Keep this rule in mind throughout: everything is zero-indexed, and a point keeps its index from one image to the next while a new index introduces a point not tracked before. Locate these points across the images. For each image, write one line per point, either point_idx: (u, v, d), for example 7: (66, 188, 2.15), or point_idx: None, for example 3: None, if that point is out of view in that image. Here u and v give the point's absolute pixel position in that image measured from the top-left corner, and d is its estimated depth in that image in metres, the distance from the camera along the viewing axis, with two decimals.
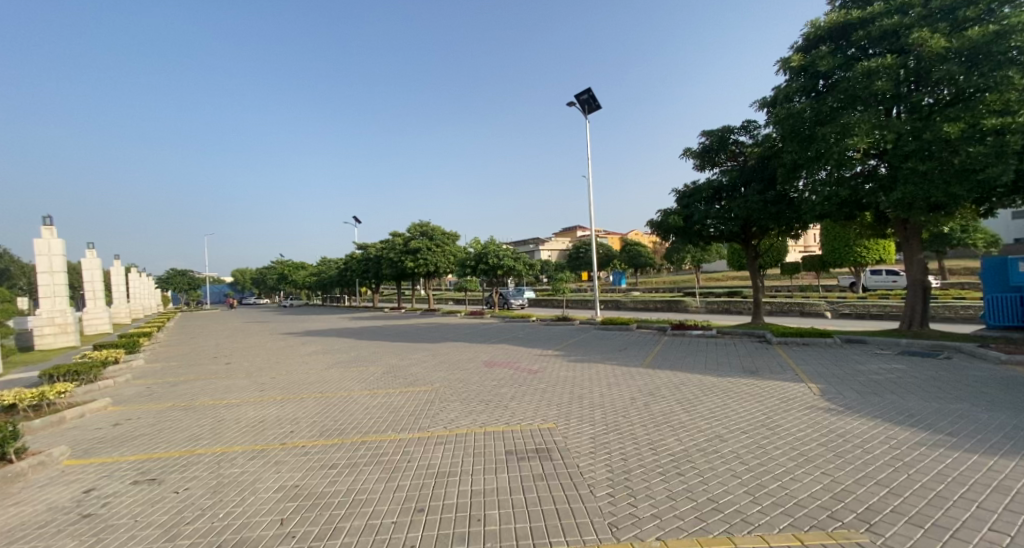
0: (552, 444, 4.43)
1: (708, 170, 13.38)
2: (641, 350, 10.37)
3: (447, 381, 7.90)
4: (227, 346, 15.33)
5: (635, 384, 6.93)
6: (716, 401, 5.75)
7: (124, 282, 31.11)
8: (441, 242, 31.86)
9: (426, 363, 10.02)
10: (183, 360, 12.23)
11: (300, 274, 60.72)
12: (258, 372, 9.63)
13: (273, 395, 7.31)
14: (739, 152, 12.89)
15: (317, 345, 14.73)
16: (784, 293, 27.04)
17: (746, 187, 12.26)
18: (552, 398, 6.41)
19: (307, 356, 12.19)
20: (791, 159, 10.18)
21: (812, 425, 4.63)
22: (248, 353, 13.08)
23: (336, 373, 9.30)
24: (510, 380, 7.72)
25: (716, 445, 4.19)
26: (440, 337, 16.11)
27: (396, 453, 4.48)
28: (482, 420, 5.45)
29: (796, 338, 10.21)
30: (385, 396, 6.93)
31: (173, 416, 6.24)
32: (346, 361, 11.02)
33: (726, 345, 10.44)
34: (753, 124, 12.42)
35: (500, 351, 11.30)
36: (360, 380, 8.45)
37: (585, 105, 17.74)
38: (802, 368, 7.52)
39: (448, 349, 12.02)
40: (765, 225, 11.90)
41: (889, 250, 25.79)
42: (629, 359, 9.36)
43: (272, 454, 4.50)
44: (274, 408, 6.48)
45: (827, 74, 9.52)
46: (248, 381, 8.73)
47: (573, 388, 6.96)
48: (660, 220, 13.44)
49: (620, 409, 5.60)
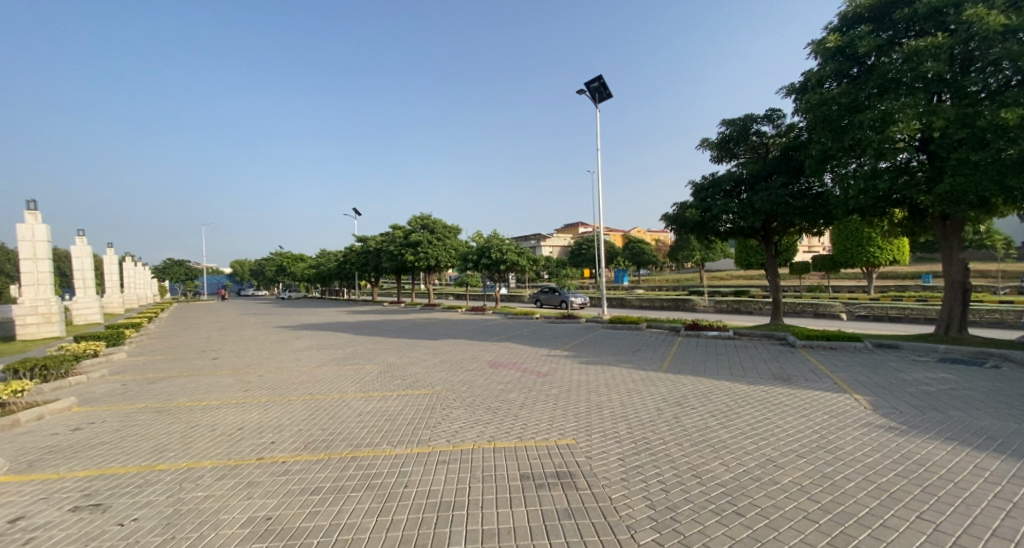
0: (575, 467, 3.73)
1: (727, 162, 12.67)
2: (656, 352, 9.72)
3: (449, 384, 7.24)
4: (218, 340, 14.64)
5: (657, 392, 6.25)
6: (756, 415, 5.05)
7: (118, 270, 30.44)
8: (442, 236, 31.08)
9: (426, 362, 9.33)
10: (168, 354, 11.57)
11: (299, 266, 59.98)
12: (246, 369, 8.97)
13: (256, 397, 6.62)
14: (761, 143, 12.20)
15: (311, 341, 14.02)
16: (793, 293, 26.60)
17: (769, 180, 11.58)
18: (567, 406, 5.73)
19: (299, 351, 11.50)
20: (823, 149, 9.47)
21: (878, 448, 3.94)
22: (238, 348, 12.43)
23: (329, 371, 8.65)
24: (518, 384, 7.05)
25: (774, 473, 3.50)
26: (440, 334, 15.41)
27: (392, 475, 3.78)
28: (490, 432, 4.77)
29: (823, 342, 9.52)
30: (381, 401, 6.26)
31: (141, 420, 5.57)
32: (342, 357, 10.37)
33: (748, 347, 9.76)
34: (777, 113, 11.70)
35: (504, 350, 10.62)
36: (354, 380, 7.76)
37: (596, 93, 16.97)
38: (839, 376, 6.83)
39: (449, 347, 11.30)
40: (789, 220, 11.22)
41: (904, 251, 24.94)
42: (645, 361, 8.71)
43: (244, 474, 3.80)
44: (255, 412, 5.79)
45: (865, 57, 8.78)
46: (233, 379, 8.07)
47: (589, 395, 6.28)
48: (674, 213, 12.74)
49: (648, 423, 4.92)
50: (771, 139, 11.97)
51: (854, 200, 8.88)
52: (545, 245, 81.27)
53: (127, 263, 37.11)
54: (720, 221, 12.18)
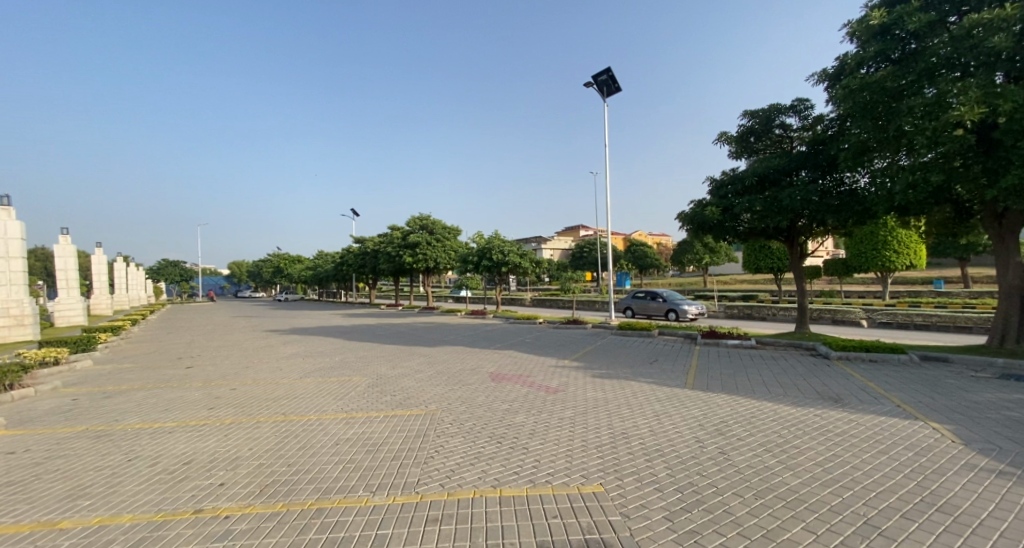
0: (612, 534, 2.76)
1: (747, 158, 11.79)
2: (676, 363, 8.78)
3: (446, 403, 6.29)
4: (201, 345, 13.70)
5: (691, 416, 5.29)
6: (819, 451, 4.12)
7: (107, 271, 29.54)
8: (441, 237, 30.15)
9: (420, 374, 8.37)
10: (140, 361, 10.60)
11: (296, 267, 58.91)
12: (219, 381, 8.00)
13: (219, 418, 5.64)
14: (785, 136, 11.30)
15: (299, 346, 13.08)
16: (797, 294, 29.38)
17: (795, 177, 10.68)
18: (586, 434, 4.76)
19: (283, 359, 10.54)
20: (862, 141, 8.59)
21: (1009, 505, 2.99)
22: (218, 355, 11.45)
23: (310, 384, 7.68)
24: (525, 403, 6.11)
25: (887, 544, 2.56)
26: (438, 340, 14.41)
27: (365, 542, 2.80)
28: (494, 473, 3.81)
29: (861, 353, 8.60)
30: (365, 425, 5.30)
31: (73, 448, 4.61)
32: (329, 367, 9.42)
33: (777, 359, 8.83)
34: (804, 103, 10.83)
35: (508, 359, 9.70)
36: (338, 396, 6.82)
37: (604, 87, 16.12)
38: (897, 397, 5.90)
39: (447, 356, 10.36)
40: (819, 220, 10.29)
41: (921, 255, 23.98)
42: (666, 375, 7.78)
43: (169, 539, 2.85)
44: (213, 438, 4.87)
45: (913, 37, 7.96)
46: (201, 392, 7.11)
47: (610, 419, 5.32)
48: (691, 212, 11.77)
49: (690, 461, 3.97)
50: (796, 132, 11.10)
51: (900, 195, 7.97)
52: (547, 247, 80.31)
53: (120, 264, 36.16)
54: (740, 221, 11.26)
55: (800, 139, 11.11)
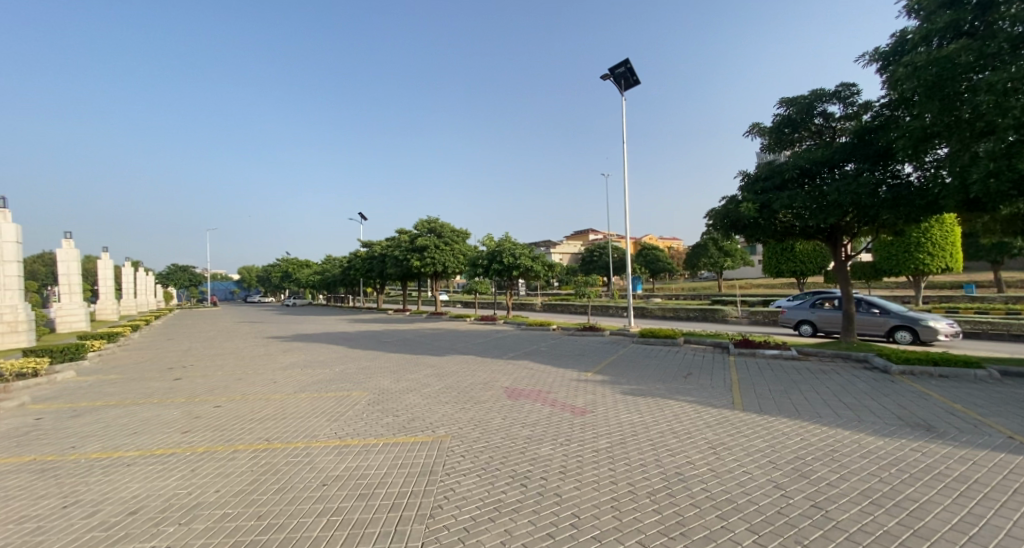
0: None
1: (783, 150, 10.84)
2: (714, 377, 7.81)
3: (455, 426, 5.41)
4: (198, 353, 13.02)
5: (755, 449, 4.33)
6: (947, 507, 3.14)
7: (113, 276, 29.32)
8: (450, 240, 29.42)
9: (427, 388, 7.52)
10: (127, 372, 9.87)
11: (303, 272, 58.56)
12: (204, 396, 7.19)
13: (190, 446, 4.80)
14: (825, 126, 10.30)
15: (300, 355, 12.32)
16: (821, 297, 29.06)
17: (841, 170, 9.67)
18: (631, 475, 3.83)
19: (280, 369, 9.76)
20: (925, 126, 7.60)
21: None
22: (211, 365, 10.67)
23: (304, 401, 6.86)
24: (549, 428, 5.19)
25: None
26: (445, 348, 13.53)
27: None
28: (522, 535, 2.88)
29: (929, 367, 7.52)
30: (360, 457, 4.43)
31: (4, 487, 3.79)
32: (328, 379, 8.61)
33: (828, 373, 7.79)
34: (848, 90, 9.85)
35: (523, 372, 8.77)
36: (333, 416, 5.96)
37: (621, 79, 15.28)
38: (1002, 425, 4.88)
39: (457, 367, 9.49)
40: (870, 217, 9.26)
41: (957, 258, 22.60)
42: (707, 392, 6.81)
43: None
44: (176, 476, 4.01)
45: (990, 6, 7.07)
46: (181, 410, 6.30)
47: (656, 452, 4.37)
48: (722, 209, 10.77)
49: (778, 519, 3.00)
50: (839, 121, 10.09)
51: (978, 186, 6.94)
52: (556, 251, 79.29)
53: (128, 270, 35.88)
54: (779, 218, 10.27)
55: (843, 130, 10.11)
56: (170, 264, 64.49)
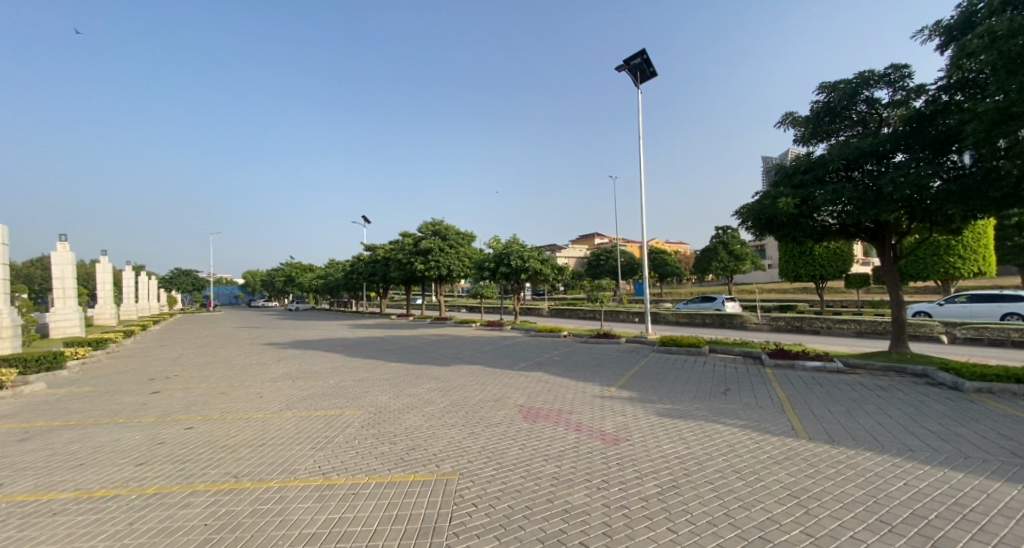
0: None
1: (821, 141, 9.91)
2: (758, 395, 6.82)
3: (464, 459, 4.47)
4: (186, 362, 12.17)
5: (852, 500, 3.36)
6: None
7: (111, 280, 28.74)
8: (455, 242, 28.56)
9: (430, 407, 6.58)
10: (105, 383, 9.03)
11: (307, 276, 57.97)
12: (178, 416, 6.31)
13: (139, 485, 3.89)
14: (870, 114, 9.36)
15: (294, 364, 11.45)
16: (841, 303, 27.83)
17: (891, 160, 8.71)
18: (701, 540, 2.84)
19: (270, 382, 8.88)
20: (1002, 106, 6.62)
21: None
22: (196, 375, 9.80)
23: (289, 423, 5.96)
24: (581, 465, 4.23)
25: None
26: (450, 357, 12.61)
27: None
28: None
29: (1010, 384, 6.47)
30: (344, 506, 3.49)
31: None
32: (320, 395, 7.71)
33: (890, 391, 6.79)
34: (898, 71, 8.89)
35: (539, 386, 7.82)
36: (319, 443, 5.05)
37: (637, 71, 14.43)
38: None
39: (464, 380, 8.57)
40: (928, 211, 8.26)
41: (990, 262, 21.53)
42: (757, 414, 5.82)
43: None
44: (109, 533, 3.11)
45: None
46: (145, 434, 5.42)
47: (722, 501, 3.39)
48: (755, 205, 9.83)
49: None
50: (885, 109, 9.18)
51: None
52: (562, 255, 78.49)
53: (128, 274, 35.35)
54: (819, 214, 9.31)
55: (890, 118, 9.20)
56: (173, 268, 64.09)
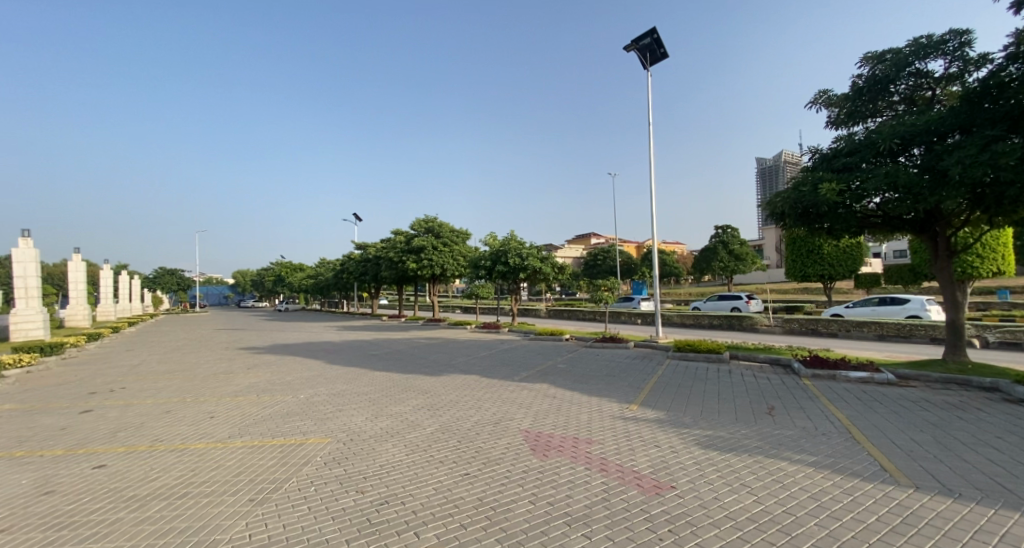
0: None
1: (863, 122, 8.81)
2: (813, 416, 5.64)
3: (453, 523, 3.19)
4: (145, 370, 10.78)
5: None
6: None
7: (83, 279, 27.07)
8: (448, 241, 27.29)
9: (414, 433, 5.32)
10: (33, 399, 7.65)
11: (297, 276, 56.20)
12: (93, 447, 4.97)
13: None
14: (920, 90, 8.25)
15: (266, 373, 10.10)
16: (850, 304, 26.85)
17: (948, 141, 7.58)
18: None
19: (229, 397, 7.56)
20: None
21: None
22: (146, 388, 8.44)
23: (233, 458, 4.66)
24: (620, 533, 2.98)
25: None
26: (443, 364, 11.35)
27: None
28: None
29: None
30: None
31: None
32: (283, 415, 6.39)
33: (972, 412, 5.60)
34: (954, 39, 7.78)
35: (545, 404, 6.58)
36: (260, 492, 3.76)
37: (647, 52, 13.30)
38: None
39: (456, 395, 7.30)
40: (995, 198, 7.11)
41: (1008, 261, 20.68)
42: (825, 444, 4.62)
43: None
44: None
45: None
46: (36, 478, 4.10)
47: None
48: (790, 192, 8.69)
49: None
50: (938, 83, 8.06)
51: None
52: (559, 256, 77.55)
53: (105, 273, 33.58)
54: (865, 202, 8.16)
55: (942, 94, 8.10)
56: (159, 268, 62.24)
